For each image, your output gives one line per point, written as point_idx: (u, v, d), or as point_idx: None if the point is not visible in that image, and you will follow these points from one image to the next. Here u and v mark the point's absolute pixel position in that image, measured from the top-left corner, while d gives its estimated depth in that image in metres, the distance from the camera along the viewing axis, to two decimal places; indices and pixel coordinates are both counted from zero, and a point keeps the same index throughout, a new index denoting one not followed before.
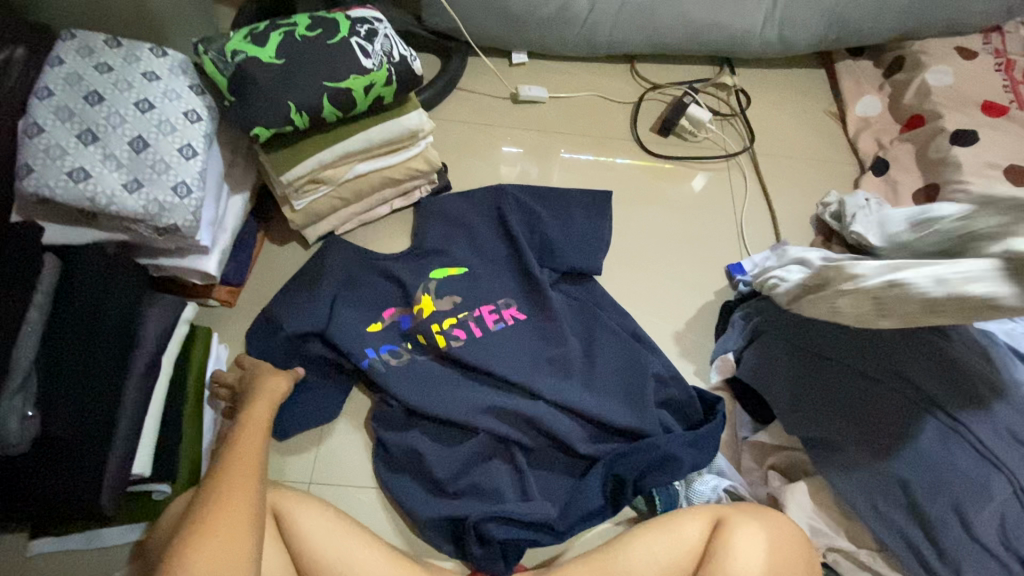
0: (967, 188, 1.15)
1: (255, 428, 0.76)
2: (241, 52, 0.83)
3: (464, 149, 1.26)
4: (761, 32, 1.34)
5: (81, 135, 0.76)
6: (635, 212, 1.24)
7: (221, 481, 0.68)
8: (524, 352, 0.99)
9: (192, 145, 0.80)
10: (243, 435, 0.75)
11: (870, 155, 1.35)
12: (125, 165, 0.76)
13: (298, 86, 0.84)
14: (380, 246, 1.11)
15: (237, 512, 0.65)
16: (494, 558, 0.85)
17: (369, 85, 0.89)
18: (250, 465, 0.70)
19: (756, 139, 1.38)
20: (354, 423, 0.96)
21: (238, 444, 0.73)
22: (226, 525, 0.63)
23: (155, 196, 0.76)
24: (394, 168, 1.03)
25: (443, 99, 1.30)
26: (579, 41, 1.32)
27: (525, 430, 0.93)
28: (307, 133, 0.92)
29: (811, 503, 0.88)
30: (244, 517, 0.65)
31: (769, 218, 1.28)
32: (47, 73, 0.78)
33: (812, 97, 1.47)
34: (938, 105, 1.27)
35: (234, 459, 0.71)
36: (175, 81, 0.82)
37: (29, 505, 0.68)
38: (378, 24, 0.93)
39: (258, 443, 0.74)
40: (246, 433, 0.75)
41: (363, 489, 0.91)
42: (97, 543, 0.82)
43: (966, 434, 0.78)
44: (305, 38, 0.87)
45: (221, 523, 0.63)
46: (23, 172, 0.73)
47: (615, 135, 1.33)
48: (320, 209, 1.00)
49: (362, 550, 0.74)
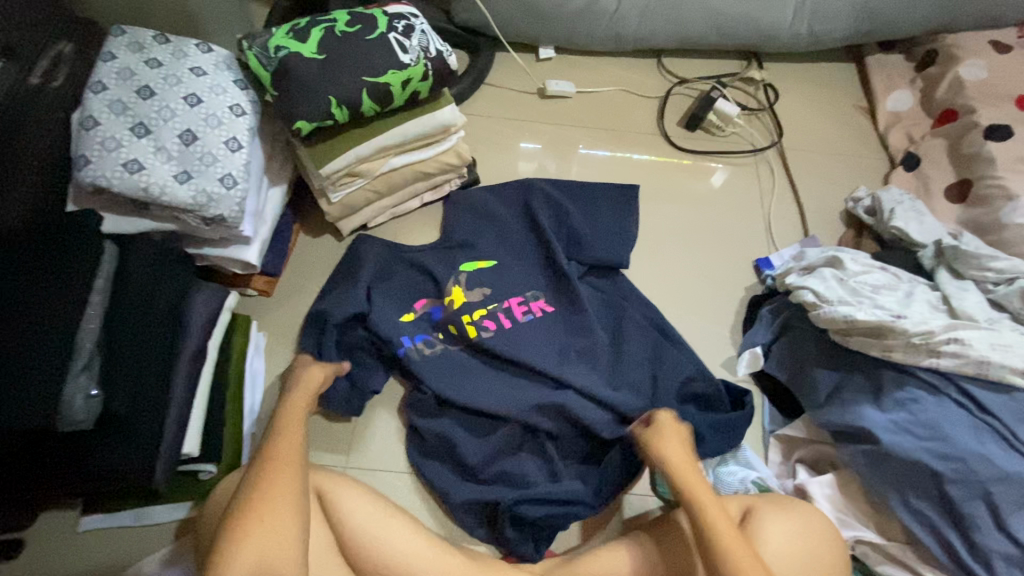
0: (1002, 183, 1.14)
1: (297, 418, 0.79)
2: (284, 47, 0.86)
3: (493, 143, 1.28)
4: (791, 26, 1.33)
5: (134, 128, 0.79)
6: (662, 207, 1.24)
7: (269, 469, 0.71)
8: (551, 342, 1.00)
9: (237, 138, 0.83)
10: (286, 425, 0.77)
11: (900, 151, 1.34)
12: (175, 157, 0.79)
13: (338, 80, 0.87)
14: (411, 239, 1.14)
15: (283, 500, 0.68)
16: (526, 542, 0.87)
17: (406, 80, 0.91)
18: (295, 455, 0.73)
19: (783, 134, 1.37)
20: (387, 410, 0.99)
21: (281, 433, 0.76)
22: (276, 513, 0.67)
23: (204, 187, 0.79)
24: (426, 161, 1.05)
25: (472, 94, 1.32)
26: (607, 36, 1.33)
27: (557, 424, 0.94)
28: (345, 127, 0.94)
29: (840, 497, 0.88)
30: (290, 505, 0.68)
31: (797, 213, 1.28)
32: (100, 68, 0.81)
33: (841, 92, 1.46)
34: (972, 99, 1.25)
35: (277, 447, 0.73)
36: (220, 76, 0.85)
37: (87, 480, 0.72)
38: (414, 20, 0.94)
39: (300, 436, 0.77)
40: (289, 422, 0.78)
41: (397, 474, 0.94)
42: (146, 520, 0.86)
43: (996, 424, 0.81)
44: (345, 34, 0.89)
45: (270, 511, 0.66)
46: (81, 164, 0.77)
47: (642, 130, 1.33)
48: (354, 202, 1.02)
49: (399, 530, 0.77)
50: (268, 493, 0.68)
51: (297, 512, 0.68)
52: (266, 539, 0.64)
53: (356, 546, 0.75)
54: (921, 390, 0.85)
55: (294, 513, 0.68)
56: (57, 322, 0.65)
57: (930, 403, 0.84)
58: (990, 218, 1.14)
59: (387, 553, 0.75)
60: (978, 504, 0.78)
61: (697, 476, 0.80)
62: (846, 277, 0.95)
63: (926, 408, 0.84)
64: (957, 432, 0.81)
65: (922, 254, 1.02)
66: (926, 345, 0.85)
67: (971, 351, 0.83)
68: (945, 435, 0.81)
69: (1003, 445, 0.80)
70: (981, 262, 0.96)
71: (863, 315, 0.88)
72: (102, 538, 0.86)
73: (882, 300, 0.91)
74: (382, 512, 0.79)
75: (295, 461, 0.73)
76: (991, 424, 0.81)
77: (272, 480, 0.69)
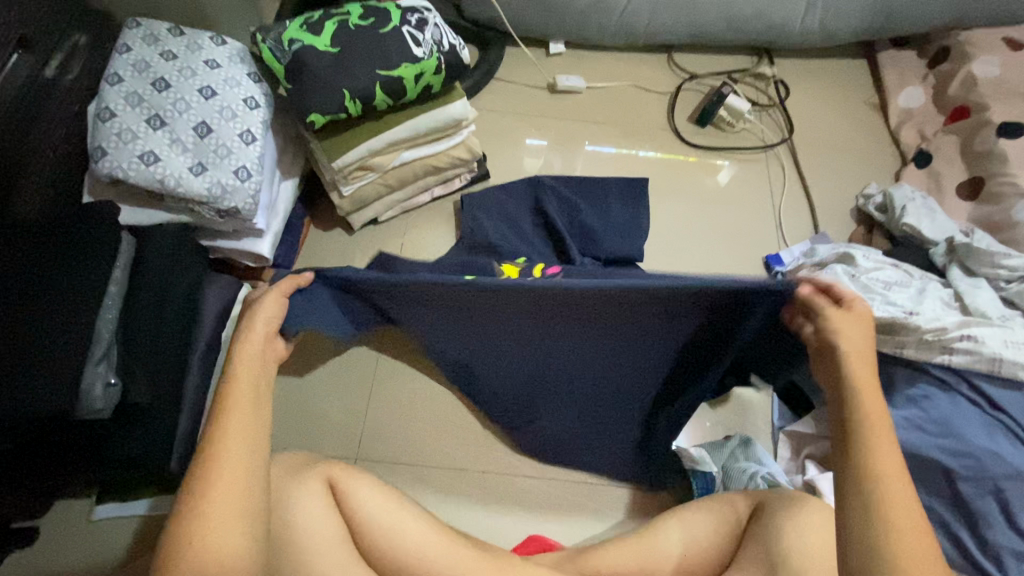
0: (1014, 181, 1.13)
1: (257, 372, 0.62)
2: (298, 40, 0.86)
3: (502, 138, 1.28)
4: (803, 21, 1.33)
5: (150, 120, 0.79)
6: (672, 202, 1.24)
7: (217, 447, 0.55)
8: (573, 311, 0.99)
9: (251, 131, 0.83)
10: (244, 382, 0.60)
11: (912, 148, 1.33)
12: (190, 149, 0.80)
13: (351, 74, 0.87)
14: (422, 232, 1.14)
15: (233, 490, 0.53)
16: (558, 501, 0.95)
17: (419, 73, 0.91)
18: (252, 428, 0.57)
19: (794, 130, 1.37)
20: (397, 402, 0.99)
21: (233, 396, 0.59)
22: (228, 503, 0.53)
23: (219, 179, 0.80)
24: (437, 155, 1.05)
25: (482, 89, 1.32)
26: (618, 31, 1.32)
27: (583, 415, 0.94)
28: (357, 121, 0.95)
29: None
30: (241, 501, 0.53)
31: (808, 209, 1.27)
32: (116, 60, 0.82)
33: (853, 88, 1.45)
34: (985, 95, 1.25)
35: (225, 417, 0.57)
36: (234, 69, 0.85)
37: (103, 469, 0.72)
38: (427, 13, 0.95)
39: (264, 396, 0.61)
40: (240, 385, 0.60)
41: (406, 466, 0.95)
42: (160, 509, 0.87)
43: (1008, 422, 0.81)
44: (359, 27, 0.89)
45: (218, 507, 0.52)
46: (97, 155, 0.77)
47: (652, 125, 1.33)
48: (366, 195, 1.03)
49: (411, 521, 0.78)
50: (213, 486, 0.53)
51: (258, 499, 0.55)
52: (214, 546, 0.50)
53: (368, 536, 0.76)
54: (933, 386, 0.85)
55: (247, 507, 0.53)
56: (76, 312, 0.65)
57: (942, 399, 0.84)
58: (1002, 215, 1.13)
59: (400, 542, 0.76)
60: (989, 501, 0.78)
61: (880, 407, 0.59)
62: (857, 274, 0.95)
63: (937, 405, 0.84)
64: (969, 429, 0.80)
65: (934, 251, 1.02)
66: (938, 342, 0.85)
67: (984, 348, 0.83)
68: (955, 432, 0.81)
69: (1016, 442, 0.79)
70: (994, 260, 0.95)
71: (875, 311, 0.88)
72: (116, 527, 0.87)
73: (894, 296, 0.91)
74: (394, 503, 0.79)
75: (249, 441, 0.56)
76: (1002, 421, 0.81)
77: (220, 466, 0.54)
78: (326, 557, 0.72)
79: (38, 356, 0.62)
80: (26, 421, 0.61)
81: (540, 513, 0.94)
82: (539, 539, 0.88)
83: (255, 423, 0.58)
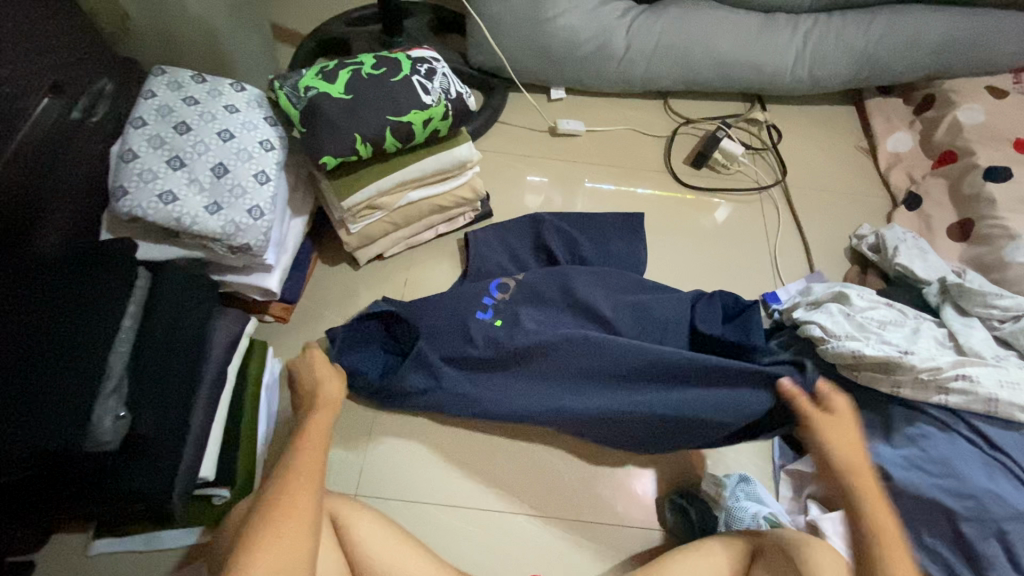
0: (1002, 224, 1.17)
1: (321, 438, 0.79)
2: (313, 87, 0.91)
3: (505, 178, 1.33)
4: (792, 70, 1.39)
5: (170, 161, 0.83)
6: (669, 241, 1.28)
7: (283, 485, 0.70)
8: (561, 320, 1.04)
9: (266, 171, 0.87)
10: (311, 443, 0.78)
11: (902, 190, 1.38)
12: (207, 189, 0.83)
13: (363, 119, 0.91)
14: (426, 268, 1.17)
15: (298, 516, 0.67)
16: (570, 513, 0.97)
17: (427, 119, 0.96)
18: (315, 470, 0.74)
19: (788, 172, 1.41)
20: (397, 437, 0.99)
21: (297, 457, 0.75)
22: (289, 542, 0.65)
23: (234, 218, 0.83)
24: (443, 195, 1.09)
25: (486, 131, 1.38)
26: (616, 78, 1.39)
27: (618, 425, 0.96)
28: (367, 163, 0.99)
29: (853, 533, 0.87)
30: (302, 532, 0.66)
31: (802, 248, 1.31)
32: (141, 104, 0.86)
33: (843, 132, 1.50)
34: (970, 141, 1.30)
35: (298, 460, 0.74)
36: (252, 114, 0.90)
37: (102, 504, 0.73)
38: (436, 63, 1.00)
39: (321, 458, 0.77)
40: (311, 439, 0.79)
41: (407, 502, 0.94)
42: (157, 544, 0.87)
43: (1008, 462, 0.80)
44: (371, 76, 0.94)
45: (285, 526, 0.65)
46: (118, 194, 0.81)
47: (650, 168, 1.38)
48: (372, 233, 1.06)
49: (412, 561, 0.78)
50: (281, 519, 0.66)
51: (309, 544, 0.66)
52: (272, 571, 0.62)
53: (368, 567, 0.77)
54: (931, 426, 0.85)
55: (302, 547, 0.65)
56: (91, 349, 0.67)
57: (941, 439, 0.84)
58: (993, 256, 1.16)
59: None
60: (992, 543, 0.77)
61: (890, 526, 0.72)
62: (852, 312, 0.97)
63: (938, 446, 0.83)
64: (968, 469, 0.80)
65: (928, 291, 1.04)
66: (934, 382, 0.85)
67: (982, 387, 0.83)
68: (955, 471, 0.80)
69: (1016, 484, 0.79)
70: (986, 300, 0.97)
71: (872, 350, 0.89)
72: (112, 563, 0.86)
73: (889, 335, 0.93)
74: (396, 540, 0.79)
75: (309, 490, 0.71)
76: (1002, 461, 0.80)
77: (290, 507, 0.68)
78: None
79: (53, 392, 0.63)
80: (34, 457, 0.62)
81: (541, 554, 0.93)
82: None
83: (313, 475, 0.73)
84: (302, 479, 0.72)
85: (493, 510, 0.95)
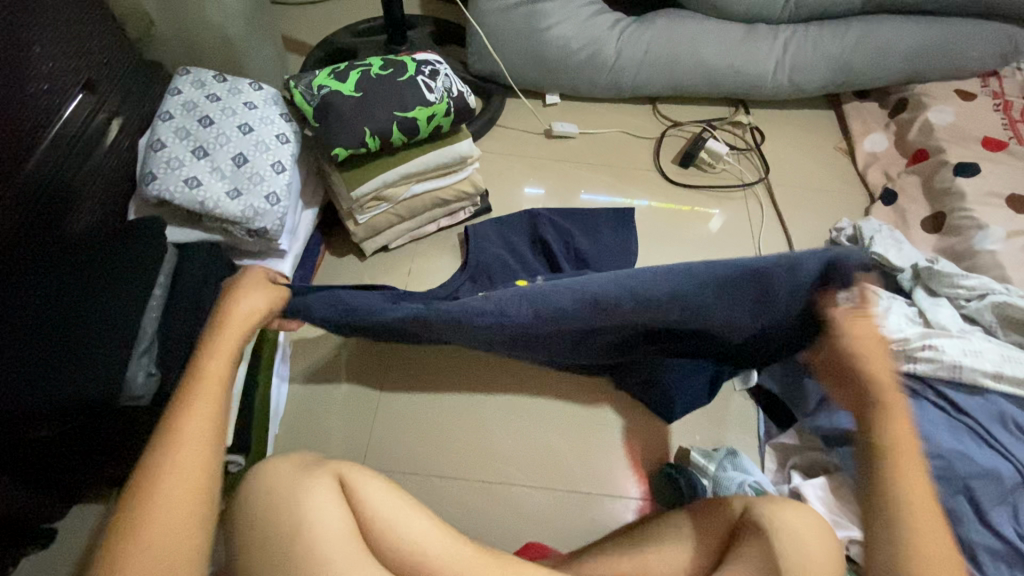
0: (971, 215, 1.24)
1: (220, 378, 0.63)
2: (327, 86, 0.99)
3: (503, 177, 1.41)
4: (773, 76, 1.48)
5: (195, 151, 0.90)
6: (658, 235, 1.35)
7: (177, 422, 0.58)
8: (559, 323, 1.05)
9: (282, 162, 0.94)
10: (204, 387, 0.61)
11: (879, 187, 1.45)
12: (228, 176, 0.90)
13: (372, 115, 0.99)
14: (428, 259, 1.23)
15: (194, 457, 0.56)
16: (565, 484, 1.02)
17: (431, 115, 1.03)
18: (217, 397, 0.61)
19: (770, 170, 1.49)
20: (403, 415, 1.05)
21: (194, 398, 0.60)
22: (173, 515, 0.53)
23: (252, 203, 0.90)
24: (445, 189, 1.16)
25: (484, 134, 1.46)
26: (606, 84, 1.47)
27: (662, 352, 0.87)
28: (374, 157, 1.06)
29: (832, 497, 0.93)
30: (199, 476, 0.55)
31: (785, 241, 1.38)
32: (168, 100, 0.94)
33: (823, 134, 1.59)
34: (941, 140, 1.38)
35: (196, 387, 0.61)
36: (269, 110, 0.97)
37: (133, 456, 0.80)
38: (439, 66, 1.08)
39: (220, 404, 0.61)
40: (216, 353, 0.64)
41: (410, 475, 1.00)
42: None
43: (973, 425, 0.86)
44: (379, 76, 1.02)
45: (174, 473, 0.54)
46: (147, 179, 0.88)
47: (639, 167, 1.46)
48: (378, 223, 1.13)
49: (417, 520, 0.82)
50: (174, 458, 0.55)
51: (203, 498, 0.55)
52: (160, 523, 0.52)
53: (370, 527, 0.81)
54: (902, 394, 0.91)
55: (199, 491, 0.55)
56: (125, 312, 0.73)
57: (911, 405, 0.90)
58: (964, 245, 1.23)
59: (406, 535, 0.80)
60: (960, 499, 0.82)
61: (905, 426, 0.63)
62: None
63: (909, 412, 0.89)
64: (935, 432, 0.86)
65: (901, 277, 1.10)
66: (902, 352, 0.92)
67: (948, 356, 0.89)
68: (924, 434, 0.86)
69: (980, 442, 0.85)
70: (953, 281, 1.03)
71: None
72: None
73: None
74: (400, 500, 0.84)
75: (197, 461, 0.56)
76: (967, 424, 0.86)
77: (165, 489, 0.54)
78: (339, 543, 0.76)
79: (92, 346, 0.70)
80: (77, 406, 0.68)
81: (539, 522, 0.98)
82: (537, 545, 0.92)
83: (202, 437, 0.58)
84: (188, 442, 0.57)
85: (494, 481, 1.00)
